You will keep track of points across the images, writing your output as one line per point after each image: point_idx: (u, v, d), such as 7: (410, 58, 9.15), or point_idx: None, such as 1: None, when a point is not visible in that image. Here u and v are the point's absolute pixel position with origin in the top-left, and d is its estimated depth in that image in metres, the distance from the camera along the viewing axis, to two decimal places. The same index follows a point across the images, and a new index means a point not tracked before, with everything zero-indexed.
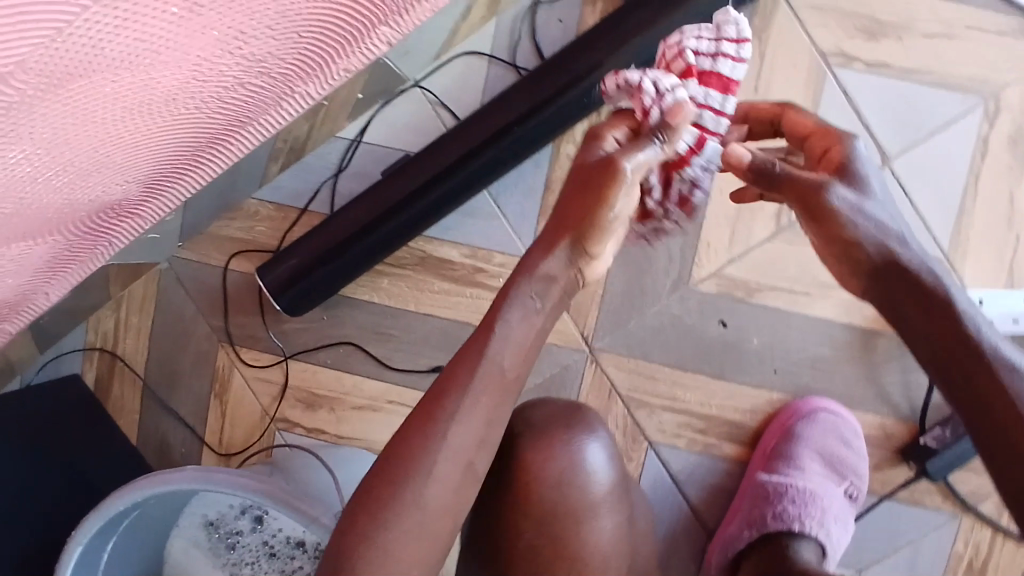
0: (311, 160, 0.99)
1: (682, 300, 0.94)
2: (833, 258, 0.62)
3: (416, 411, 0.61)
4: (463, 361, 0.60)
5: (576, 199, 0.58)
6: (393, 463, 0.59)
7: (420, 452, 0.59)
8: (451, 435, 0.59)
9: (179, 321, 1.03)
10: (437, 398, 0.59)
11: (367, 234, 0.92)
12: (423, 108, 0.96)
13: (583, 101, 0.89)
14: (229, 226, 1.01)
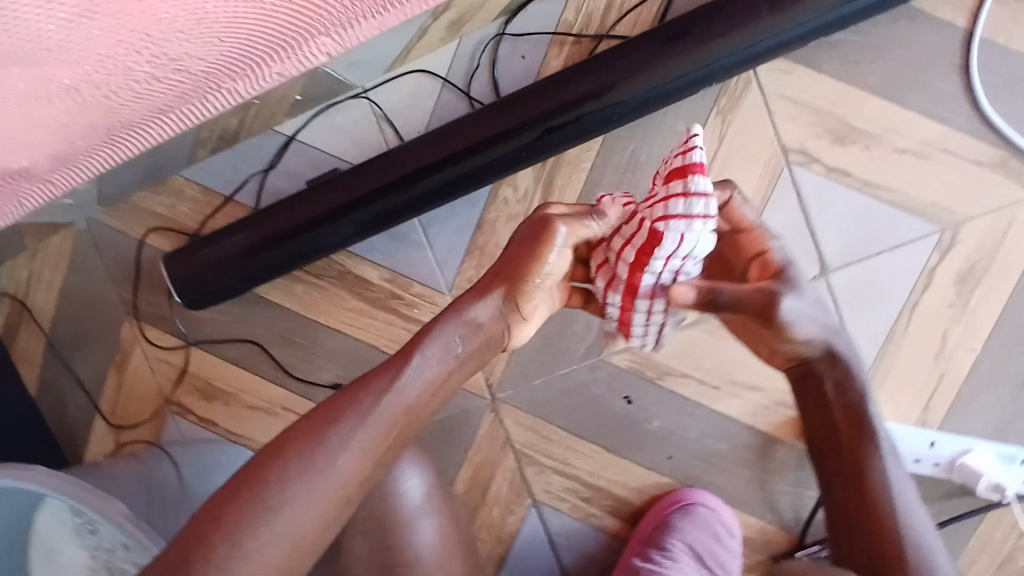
0: (245, 149, 0.95)
1: (592, 368, 0.92)
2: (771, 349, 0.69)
3: (303, 420, 0.61)
4: (367, 384, 0.62)
5: (515, 253, 0.66)
6: (263, 468, 0.58)
7: (297, 466, 0.57)
8: (336, 453, 0.59)
9: (92, 283, 1.00)
10: (333, 411, 0.61)
11: (285, 243, 0.89)
12: (367, 120, 0.92)
13: (526, 152, 0.85)
14: (153, 199, 0.97)
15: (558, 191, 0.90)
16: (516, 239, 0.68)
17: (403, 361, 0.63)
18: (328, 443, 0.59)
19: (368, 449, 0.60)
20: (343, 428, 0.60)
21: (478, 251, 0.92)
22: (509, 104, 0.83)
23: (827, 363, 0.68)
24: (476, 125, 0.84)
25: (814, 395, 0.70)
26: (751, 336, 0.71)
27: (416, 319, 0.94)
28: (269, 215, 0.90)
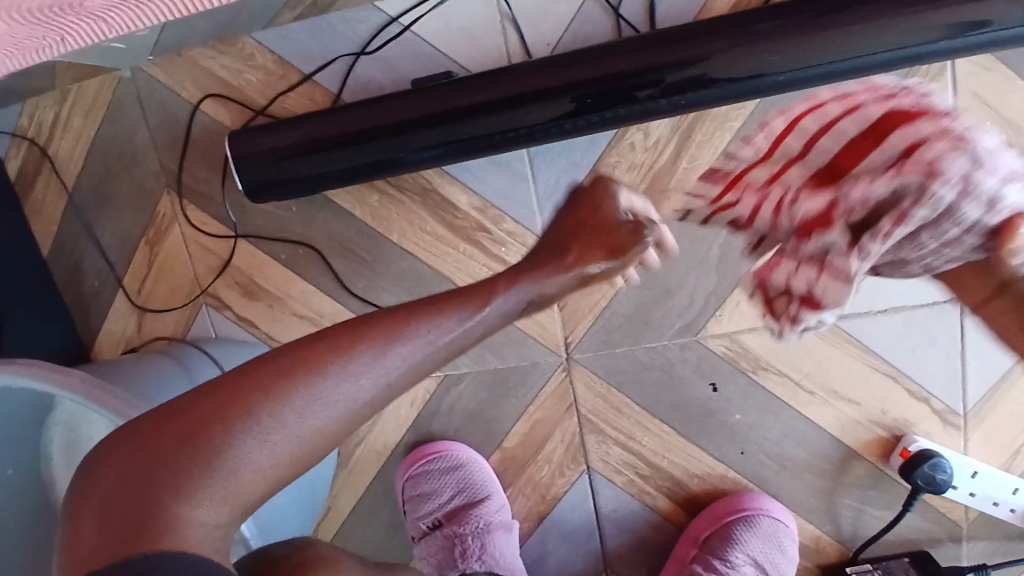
0: (336, 21, 0.80)
1: (683, 349, 0.85)
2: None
3: (347, 322, 0.43)
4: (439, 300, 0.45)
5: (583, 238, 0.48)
6: (290, 365, 0.41)
7: (347, 365, 0.41)
8: (378, 375, 0.42)
9: (130, 142, 0.86)
10: (402, 311, 0.44)
11: (376, 140, 0.75)
12: (490, 18, 0.78)
13: (684, 100, 0.70)
14: (214, 59, 0.82)
15: (696, 147, 0.79)
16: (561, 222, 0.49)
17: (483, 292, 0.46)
18: (384, 353, 0.42)
19: (422, 373, 0.44)
20: (400, 341, 0.43)
21: None
22: (677, 36, 0.69)
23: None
24: (633, 53, 0.70)
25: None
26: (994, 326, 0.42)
27: (501, 257, 0.84)
28: (369, 107, 0.76)
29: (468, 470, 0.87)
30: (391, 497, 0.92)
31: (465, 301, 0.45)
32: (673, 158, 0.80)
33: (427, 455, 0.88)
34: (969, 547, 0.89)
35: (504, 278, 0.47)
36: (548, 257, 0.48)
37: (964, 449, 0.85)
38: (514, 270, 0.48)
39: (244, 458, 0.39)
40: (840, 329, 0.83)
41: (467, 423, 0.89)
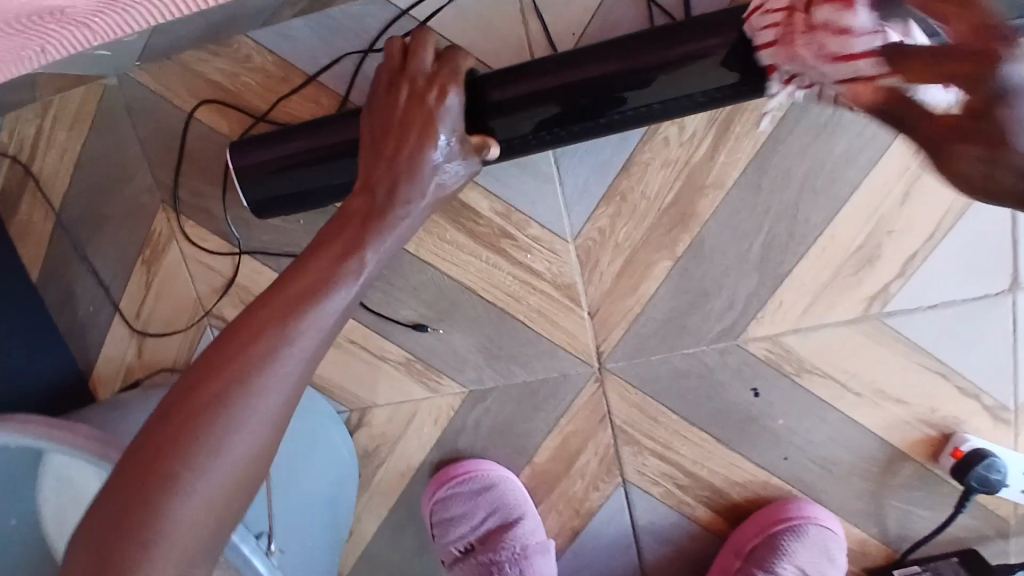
0: (340, 16, 0.73)
1: (722, 354, 0.81)
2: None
3: (236, 319, 0.50)
4: (313, 259, 0.54)
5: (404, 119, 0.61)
6: (184, 409, 0.46)
7: (232, 388, 0.47)
8: (270, 380, 0.48)
9: (120, 156, 0.79)
10: (282, 294, 0.51)
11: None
12: (510, 6, 0.72)
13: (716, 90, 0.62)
14: (208, 62, 0.75)
15: (734, 140, 0.74)
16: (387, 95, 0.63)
17: (360, 232, 0.57)
18: (277, 354, 0.49)
19: (321, 351, 0.52)
20: (290, 320, 0.50)
21: (619, 196, 0.76)
22: (709, 29, 0.61)
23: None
24: (665, 46, 0.61)
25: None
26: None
27: (528, 263, 0.79)
28: None
29: (501, 490, 0.83)
30: (416, 519, 0.87)
31: (344, 253, 0.55)
32: (710, 153, 0.75)
33: (455, 476, 0.83)
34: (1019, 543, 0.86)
35: (371, 216, 0.58)
36: (393, 177, 0.60)
37: (1014, 445, 0.81)
38: (372, 214, 0.58)
39: (175, 517, 0.43)
40: (887, 326, 0.79)
41: (494, 438, 0.85)
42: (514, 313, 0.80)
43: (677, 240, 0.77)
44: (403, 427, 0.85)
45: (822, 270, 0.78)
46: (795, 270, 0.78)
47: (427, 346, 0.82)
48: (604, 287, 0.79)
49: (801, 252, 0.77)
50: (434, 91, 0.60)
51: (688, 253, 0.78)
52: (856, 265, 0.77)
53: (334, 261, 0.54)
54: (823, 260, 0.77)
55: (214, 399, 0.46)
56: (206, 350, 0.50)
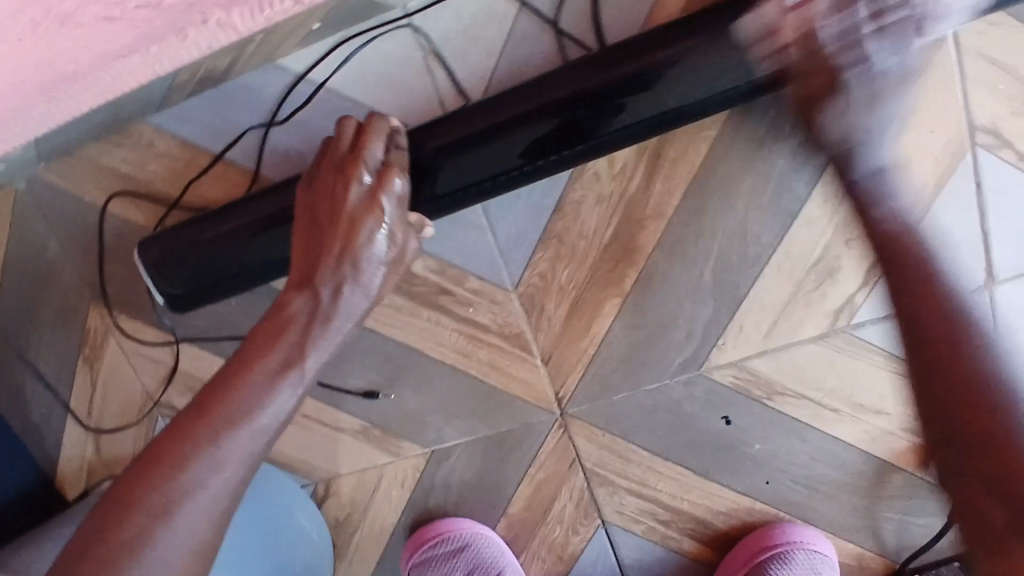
0: (236, 88, 0.69)
1: (688, 386, 0.76)
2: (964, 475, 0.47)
3: (159, 441, 0.48)
4: (244, 373, 0.51)
5: (338, 219, 0.56)
6: (99, 548, 0.45)
7: (155, 511, 0.45)
8: (199, 503, 0.47)
9: (41, 256, 0.77)
10: (206, 413, 0.49)
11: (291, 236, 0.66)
12: (413, 57, 0.67)
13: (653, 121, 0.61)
14: (112, 152, 0.72)
15: (668, 166, 0.69)
16: (334, 185, 0.58)
17: (297, 342, 0.53)
18: (206, 477, 0.47)
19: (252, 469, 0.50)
20: (215, 444, 0.48)
21: (555, 238, 0.72)
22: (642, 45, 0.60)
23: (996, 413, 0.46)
24: (587, 73, 0.60)
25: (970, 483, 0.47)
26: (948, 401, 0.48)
27: (469, 316, 0.75)
28: (276, 200, 0.67)
29: (478, 547, 0.81)
30: None
31: (278, 369, 0.51)
32: (646, 181, 0.70)
33: (430, 540, 0.80)
34: None
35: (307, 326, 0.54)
36: (338, 275, 0.55)
37: None
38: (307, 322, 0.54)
39: None
40: (855, 338, 0.73)
41: (466, 493, 0.82)
42: (465, 368, 0.77)
43: (624, 275, 0.73)
44: (370, 493, 0.82)
45: (782, 285, 0.72)
46: (751, 295, 0.72)
47: (381, 411, 0.79)
48: (555, 332, 0.75)
49: (756, 273, 0.72)
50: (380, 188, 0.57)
51: (637, 288, 0.73)
52: (817, 279, 0.72)
53: (266, 376, 0.51)
54: (782, 275, 0.72)
55: (133, 537, 0.45)
56: (125, 472, 0.48)
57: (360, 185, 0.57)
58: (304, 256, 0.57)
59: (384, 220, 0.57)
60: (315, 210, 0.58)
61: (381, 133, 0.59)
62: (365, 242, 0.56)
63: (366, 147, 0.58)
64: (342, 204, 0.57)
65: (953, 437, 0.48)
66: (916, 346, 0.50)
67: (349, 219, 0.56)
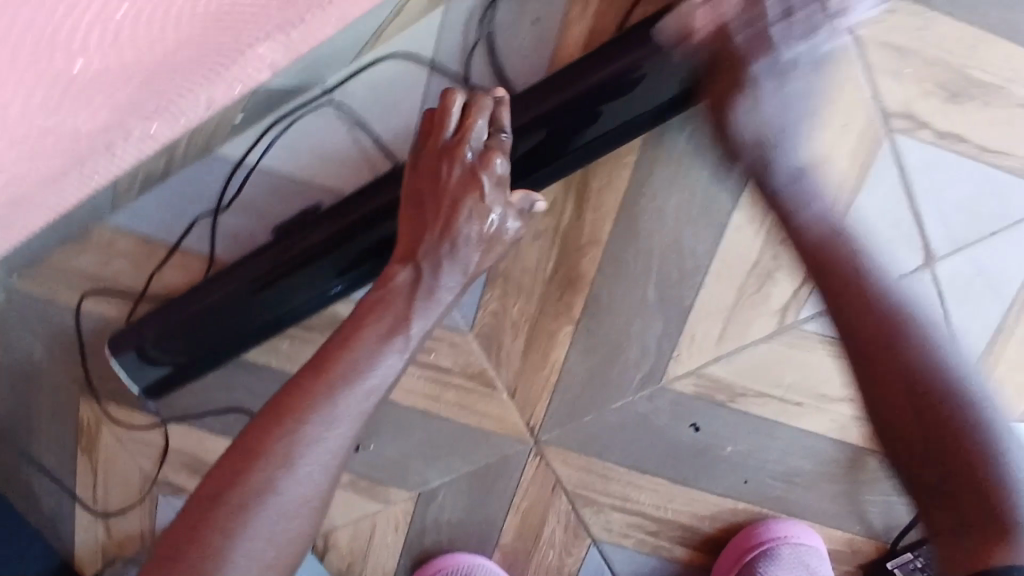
0: (180, 182, 0.72)
1: (652, 399, 0.79)
2: (896, 419, 0.50)
3: (276, 400, 0.55)
4: (354, 337, 0.57)
5: (439, 196, 0.60)
6: (236, 474, 0.52)
7: (281, 453, 0.52)
8: (314, 457, 0.53)
9: (30, 360, 0.82)
10: (320, 375, 0.55)
11: (248, 313, 0.69)
12: (338, 130, 0.70)
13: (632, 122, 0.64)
14: (78, 256, 0.77)
15: (596, 195, 0.72)
16: (436, 167, 0.61)
17: (403, 307, 0.59)
18: (322, 427, 0.53)
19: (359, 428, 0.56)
20: (325, 404, 0.54)
21: (501, 278, 0.75)
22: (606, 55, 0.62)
23: (886, 324, 0.52)
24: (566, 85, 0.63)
25: (898, 414, 0.50)
26: (868, 354, 0.52)
27: (432, 361, 0.78)
28: (230, 280, 0.70)
29: None
30: None
31: (381, 334, 0.58)
32: (578, 211, 0.72)
33: None
34: None
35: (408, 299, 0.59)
36: (438, 255, 0.60)
37: None
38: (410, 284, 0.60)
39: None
40: (805, 333, 0.75)
41: (458, 531, 0.84)
42: (437, 411, 0.80)
43: (572, 303, 0.75)
44: (366, 543, 0.85)
45: (725, 293, 0.74)
46: (697, 306, 0.74)
47: (364, 462, 0.82)
48: (515, 366, 0.78)
49: (698, 283, 0.74)
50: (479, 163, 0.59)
51: (586, 314, 0.75)
52: (758, 281, 0.74)
53: (380, 333, 0.58)
54: (724, 283, 0.74)
55: (262, 479, 0.51)
56: (254, 419, 0.54)
57: (457, 165, 0.60)
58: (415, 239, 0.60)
59: (482, 200, 0.60)
60: (417, 188, 0.61)
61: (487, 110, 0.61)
62: (464, 221, 0.60)
63: (469, 128, 0.60)
64: (450, 188, 0.59)
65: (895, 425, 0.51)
66: (859, 348, 0.53)
67: (451, 195, 0.60)
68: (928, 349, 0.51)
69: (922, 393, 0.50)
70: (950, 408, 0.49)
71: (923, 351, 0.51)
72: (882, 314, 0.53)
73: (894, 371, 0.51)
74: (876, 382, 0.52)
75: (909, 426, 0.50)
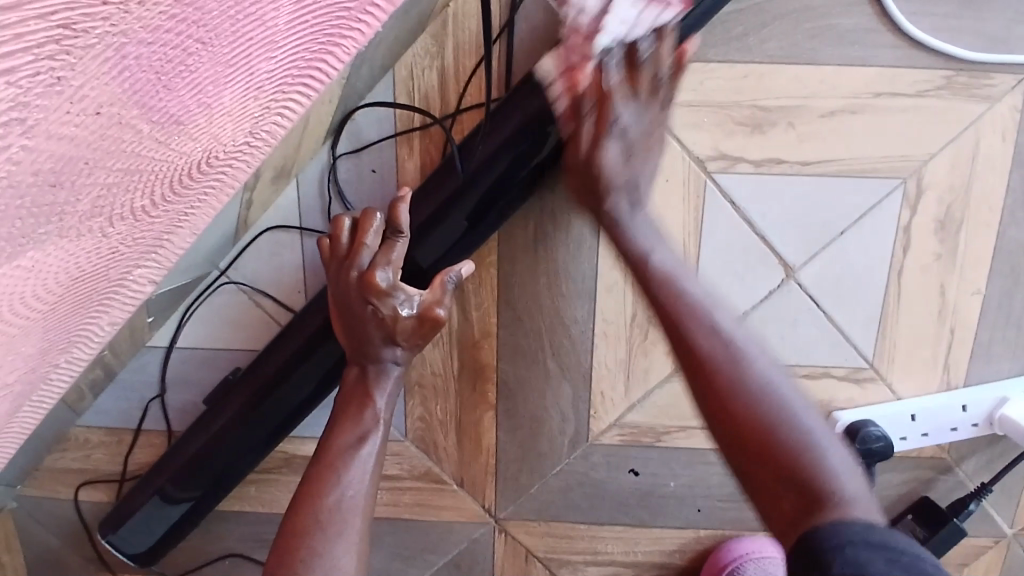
0: (128, 376, 0.84)
1: (586, 457, 0.84)
2: (729, 435, 0.54)
3: (296, 490, 0.60)
4: (338, 426, 0.64)
5: (356, 303, 0.63)
6: (286, 554, 0.56)
7: (319, 515, 0.57)
8: (348, 518, 0.58)
9: (48, 555, 0.91)
10: (321, 458, 0.62)
11: (196, 477, 0.80)
12: (240, 301, 0.81)
13: (510, 194, 0.69)
14: (63, 457, 0.88)
15: (474, 295, 0.80)
16: (344, 282, 0.64)
17: (364, 392, 0.65)
18: (340, 487, 0.60)
19: (374, 483, 0.62)
20: (334, 472, 0.60)
21: (416, 385, 0.83)
22: (467, 146, 0.71)
23: (720, 356, 0.57)
24: (432, 191, 0.71)
25: (748, 447, 0.53)
26: (709, 382, 0.56)
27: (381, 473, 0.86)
28: (178, 451, 0.81)
29: None
30: None
31: (360, 409, 0.65)
32: (463, 313, 0.80)
33: None
34: (967, 468, 0.83)
35: (365, 386, 0.66)
36: (377, 345, 0.65)
37: (894, 393, 0.81)
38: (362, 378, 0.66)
39: None
40: None
41: None
42: (400, 515, 0.87)
43: (485, 391, 0.83)
44: None
45: (616, 346, 0.81)
46: (594, 366, 0.81)
47: None
48: (455, 457, 0.85)
49: (590, 344, 0.81)
50: (376, 270, 0.62)
51: (501, 396, 0.83)
52: (642, 329, 0.80)
53: (355, 416, 0.64)
54: (613, 338, 0.81)
55: (310, 545, 0.56)
56: (283, 517, 0.59)
57: (359, 276, 0.63)
58: (347, 342, 0.66)
59: (392, 291, 0.63)
60: (334, 301, 0.65)
61: (376, 222, 0.64)
62: (382, 320, 0.63)
63: (356, 254, 0.63)
64: (355, 303, 0.63)
65: (737, 431, 0.54)
66: (702, 378, 0.57)
67: (363, 299, 0.63)
68: (742, 365, 0.56)
69: (750, 419, 0.53)
70: (781, 425, 0.52)
71: (753, 374, 0.55)
72: (721, 351, 0.57)
73: (703, 376, 0.57)
74: (730, 424, 0.54)
75: (735, 444, 0.54)
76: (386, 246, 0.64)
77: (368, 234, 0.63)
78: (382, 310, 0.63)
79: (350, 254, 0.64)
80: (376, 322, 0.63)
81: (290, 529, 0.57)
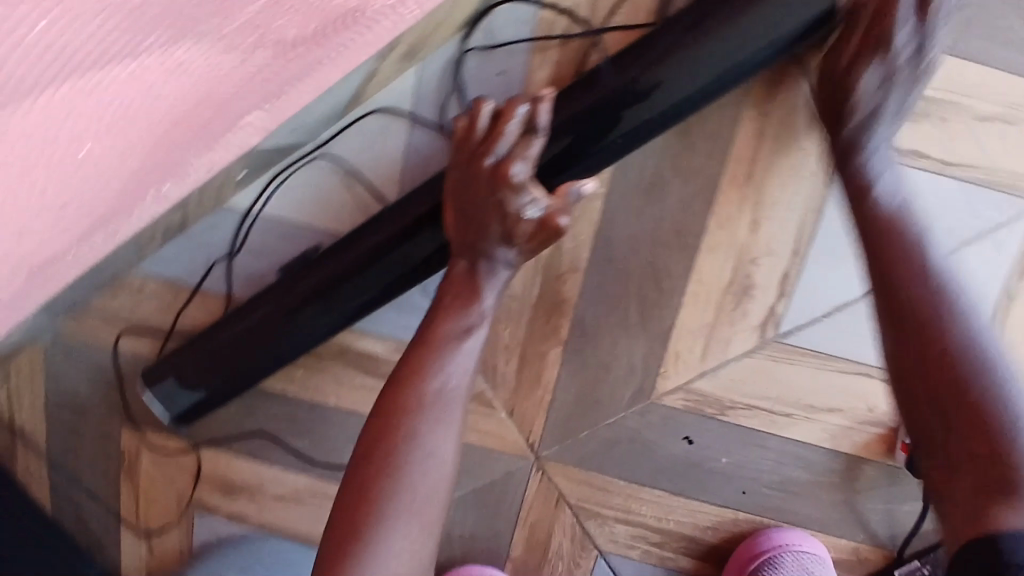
0: (198, 231, 0.81)
1: (644, 415, 0.82)
2: (919, 366, 0.55)
3: (398, 368, 0.59)
4: (441, 312, 0.62)
5: (482, 194, 0.60)
6: (385, 432, 0.57)
7: (420, 399, 0.57)
8: (449, 408, 0.58)
9: (73, 396, 0.88)
10: (424, 341, 0.61)
11: (249, 345, 0.77)
12: (332, 179, 0.77)
13: (655, 119, 0.64)
14: (113, 300, 0.85)
15: (572, 226, 0.76)
16: (472, 172, 0.61)
17: (470, 286, 0.62)
18: (442, 373, 0.59)
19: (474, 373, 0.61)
20: (437, 357, 0.59)
21: None
22: (620, 58, 0.65)
23: (925, 289, 0.57)
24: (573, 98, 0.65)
25: (939, 391, 0.54)
26: (902, 313, 0.57)
27: None
28: (235, 317, 0.78)
29: None
30: None
31: (465, 298, 0.62)
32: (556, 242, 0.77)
33: None
34: None
35: (472, 278, 0.62)
36: (491, 241, 0.60)
37: None
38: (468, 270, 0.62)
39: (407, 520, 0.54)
40: (785, 347, 0.78)
41: (472, 546, 0.87)
42: None
43: (558, 326, 0.80)
44: None
45: (702, 310, 0.78)
46: (675, 325, 0.78)
47: None
48: (511, 386, 0.82)
49: (677, 302, 0.78)
50: (509, 164, 0.59)
51: (574, 335, 0.80)
52: (734, 298, 0.77)
53: (460, 308, 0.62)
54: (703, 301, 0.77)
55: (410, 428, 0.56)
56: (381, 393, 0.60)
57: (491, 168, 0.60)
58: (458, 232, 0.62)
59: (521, 188, 0.59)
60: (456, 188, 0.61)
61: (518, 115, 0.60)
62: (504, 215, 0.59)
63: (493, 143, 0.60)
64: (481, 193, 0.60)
65: (927, 373, 0.55)
66: (896, 305, 0.58)
67: (490, 190, 0.59)
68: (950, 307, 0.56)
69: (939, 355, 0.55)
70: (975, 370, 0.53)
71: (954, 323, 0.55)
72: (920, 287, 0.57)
73: (904, 308, 0.57)
74: (917, 357, 0.56)
75: (919, 380, 0.55)
76: (522, 143, 0.60)
77: (510, 124, 0.60)
78: (507, 203, 0.59)
79: (484, 143, 0.60)
80: (499, 217, 0.59)
81: (390, 409, 0.57)
